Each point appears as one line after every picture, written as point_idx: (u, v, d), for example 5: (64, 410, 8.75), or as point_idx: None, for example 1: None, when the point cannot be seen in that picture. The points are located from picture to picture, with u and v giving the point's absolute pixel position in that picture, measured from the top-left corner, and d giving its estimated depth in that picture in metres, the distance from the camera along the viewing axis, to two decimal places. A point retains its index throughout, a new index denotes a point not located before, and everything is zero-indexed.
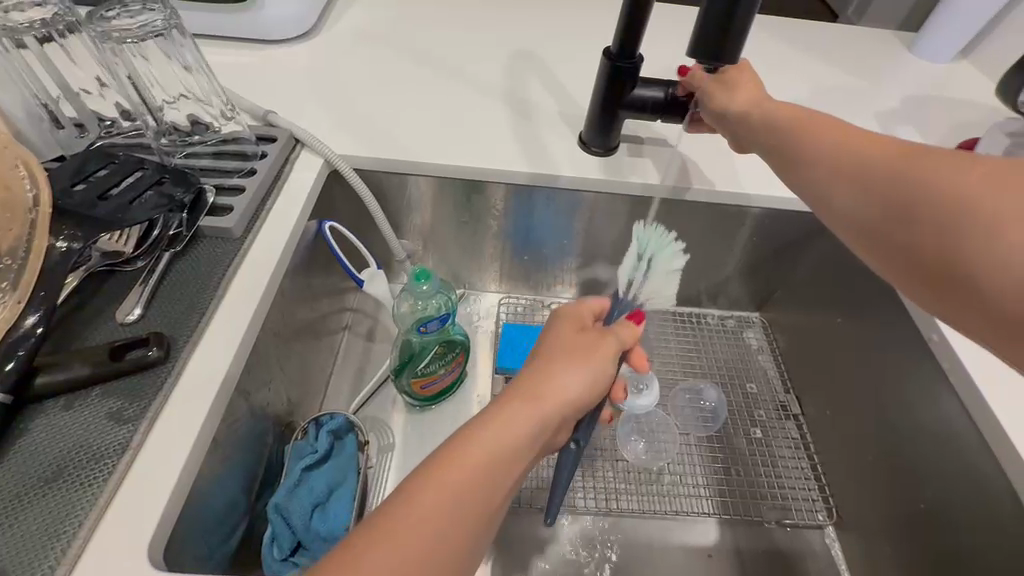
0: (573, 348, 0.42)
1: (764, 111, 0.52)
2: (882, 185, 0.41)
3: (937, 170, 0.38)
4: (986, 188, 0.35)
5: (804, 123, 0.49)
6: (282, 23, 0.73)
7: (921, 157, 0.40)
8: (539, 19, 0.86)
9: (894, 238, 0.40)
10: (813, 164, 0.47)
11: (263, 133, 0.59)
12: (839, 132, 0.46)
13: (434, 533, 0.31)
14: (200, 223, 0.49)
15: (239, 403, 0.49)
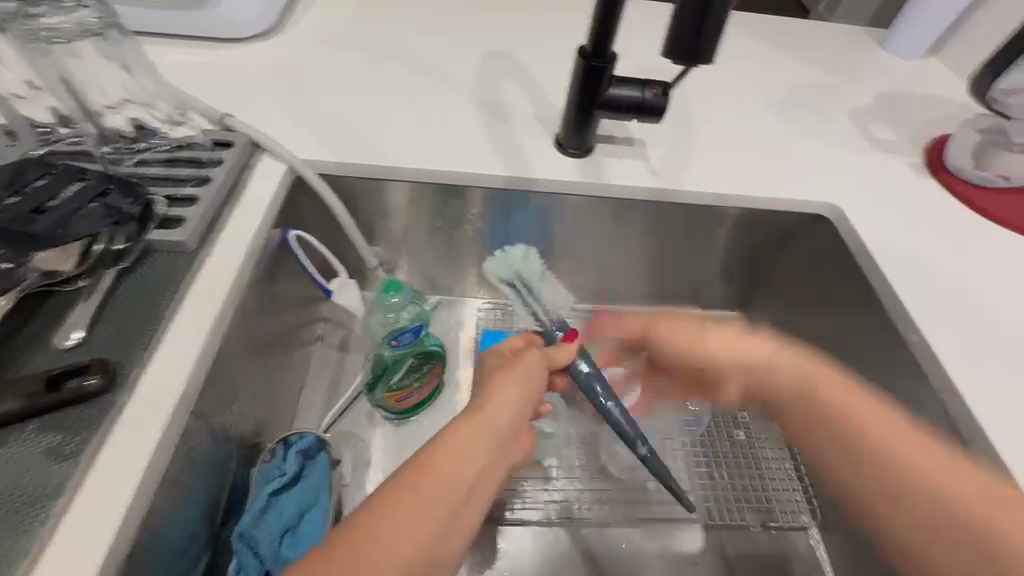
0: (512, 364, 0.47)
1: (715, 360, 0.50)
2: (871, 481, 0.42)
3: (904, 444, 0.41)
4: (945, 482, 0.39)
5: (753, 357, 0.48)
6: (240, 22, 0.69)
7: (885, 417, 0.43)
8: (512, 17, 0.84)
9: (875, 474, 0.42)
10: (785, 412, 0.47)
11: (218, 138, 0.55)
12: (763, 345, 0.48)
13: (408, 542, 0.35)
14: (150, 236, 0.46)
15: (198, 429, 0.46)
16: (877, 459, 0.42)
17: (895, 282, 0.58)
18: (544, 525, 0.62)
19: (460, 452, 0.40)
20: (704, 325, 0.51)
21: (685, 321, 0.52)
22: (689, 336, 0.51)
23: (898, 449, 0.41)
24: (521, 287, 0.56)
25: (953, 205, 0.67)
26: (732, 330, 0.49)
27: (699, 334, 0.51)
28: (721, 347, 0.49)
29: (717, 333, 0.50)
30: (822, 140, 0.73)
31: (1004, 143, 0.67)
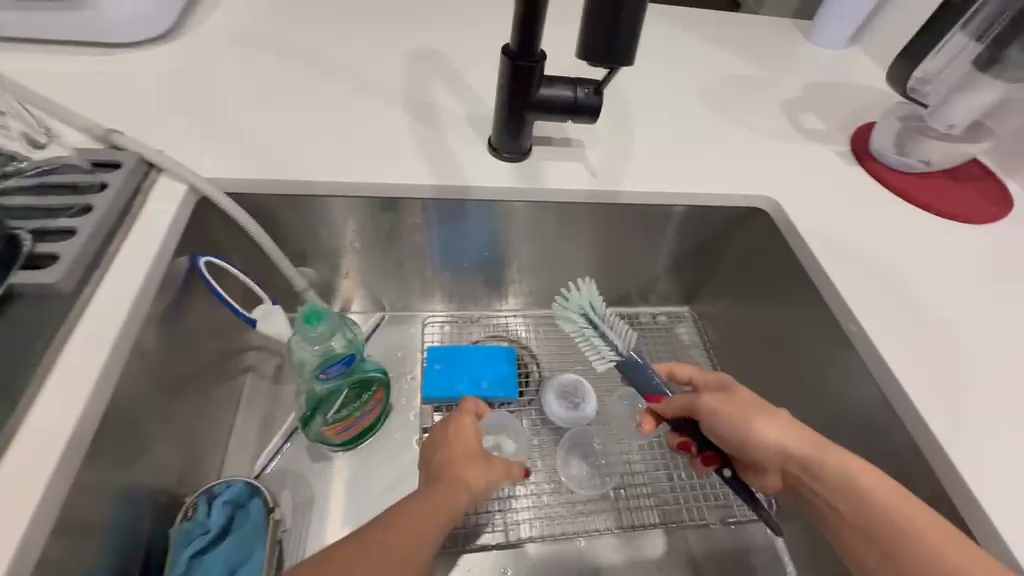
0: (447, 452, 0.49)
1: (762, 448, 0.46)
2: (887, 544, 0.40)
3: (924, 528, 0.39)
4: (955, 548, 0.38)
5: (789, 442, 0.45)
6: (127, 26, 0.61)
7: (914, 507, 0.40)
8: (439, 14, 0.80)
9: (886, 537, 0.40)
10: (822, 500, 0.44)
11: (101, 158, 0.48)
12: (806, 440, 0.45)
13: None
14: (12, 279, 0.39)
15: (92, 499, 0.40)
16: (894, 537, 0.40)
17: (831, 273, 0.59)
18: (504, 546, 0.59)
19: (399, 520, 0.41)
20: (755, 404, 0.48)
21: (742, 398, 0.48)
22: (740, 414, 0.47)
23: (930, 542, 0.39)
24: (593, 320, 0.56)
25: (880, 192, 0.69)
26: (778, 421, 0.46)
27: (745, 413, 0.47)
28: (769, 433, 0.46)
29: (766, 418, 0.46)
30: (756, 133, 0.73)
31: (924, 127, 0.68)
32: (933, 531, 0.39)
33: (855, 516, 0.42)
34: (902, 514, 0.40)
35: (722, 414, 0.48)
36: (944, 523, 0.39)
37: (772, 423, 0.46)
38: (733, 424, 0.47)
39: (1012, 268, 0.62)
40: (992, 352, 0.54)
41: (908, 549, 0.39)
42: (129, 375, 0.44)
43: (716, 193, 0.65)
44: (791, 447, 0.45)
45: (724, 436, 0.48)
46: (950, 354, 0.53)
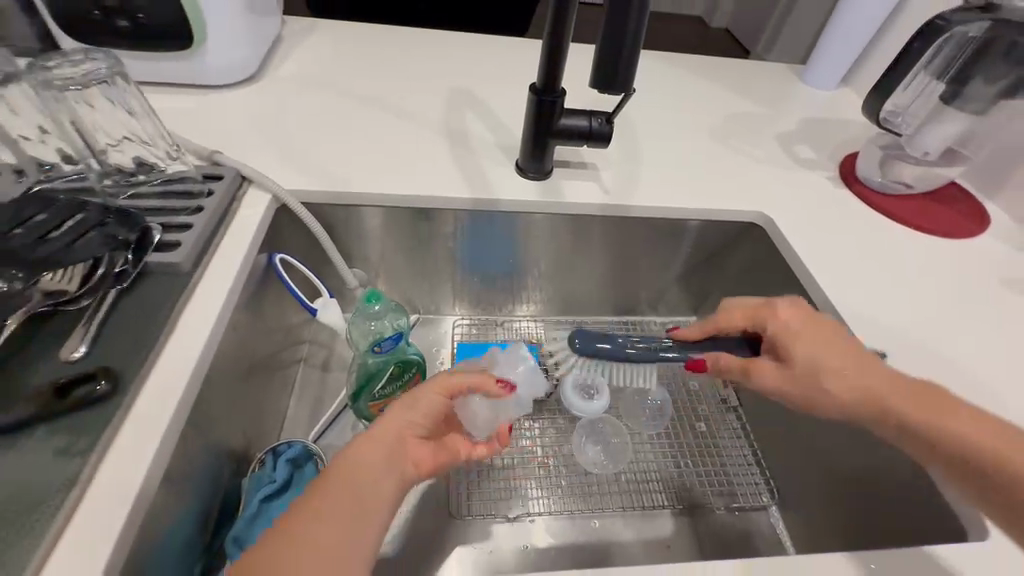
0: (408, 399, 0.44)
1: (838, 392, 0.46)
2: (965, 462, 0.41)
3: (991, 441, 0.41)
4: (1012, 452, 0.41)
5: (861, 387, 0.45)
6: (223, 72, 0.75)
7: (983, 423, 0.42)
8: (475, 61, 0.93)
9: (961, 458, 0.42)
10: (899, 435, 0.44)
11: (209, 172, 0.60)
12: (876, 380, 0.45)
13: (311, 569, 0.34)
14: (147, 260, 0.50)
15: (195, 438, 0.48)
16: (978, 460, 0.41)
17: (819, 278, 0.66)
18: (526, 518, 0.66)
19: (338, 492, 0.37)
20: (825, 340, 0.48)
21: (817, 331, 0.49)
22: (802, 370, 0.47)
23: (1006, 455, 0.40)
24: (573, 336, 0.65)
25: (865, 210, 0.77)
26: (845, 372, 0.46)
27: (813, 349, 0.48)
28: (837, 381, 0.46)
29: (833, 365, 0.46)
30: (752, 159, 0.83)
31: (903, 154, 0.76)
32: (1002, 445, 0.41)
33: (943, 446, 0.42)
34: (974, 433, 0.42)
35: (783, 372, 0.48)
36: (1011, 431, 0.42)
37: (835, 363, 0.46)
38: (799, 378, 0.47)
39: (987, 277, 0.69)
40: (967, 347, 0.60)
41: (991, 462, 0.41)
42: (225, 343, 0.53)
43: (715, 209, 0.74)
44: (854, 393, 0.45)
45: (791, 392, 0.48)
46: (928, 347, 0.60)
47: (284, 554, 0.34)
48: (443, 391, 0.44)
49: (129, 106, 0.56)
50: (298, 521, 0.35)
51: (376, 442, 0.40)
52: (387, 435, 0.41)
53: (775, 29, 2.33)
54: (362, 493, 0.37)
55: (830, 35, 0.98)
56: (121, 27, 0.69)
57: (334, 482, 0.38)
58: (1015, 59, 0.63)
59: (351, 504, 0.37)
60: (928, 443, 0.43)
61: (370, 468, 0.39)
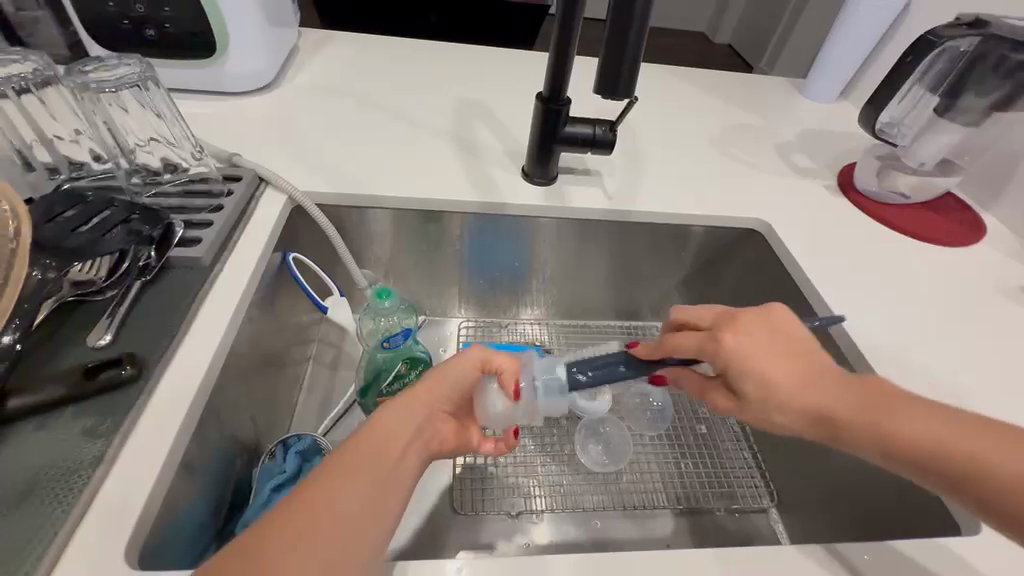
0: (436, 375, 0.45)
1: (796, 419, 0.40)
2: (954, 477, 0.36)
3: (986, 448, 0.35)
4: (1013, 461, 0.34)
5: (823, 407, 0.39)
6: (242, 80, 0.79)
7: (973, 431, 0.36)
8: (482, 72, 0.97)
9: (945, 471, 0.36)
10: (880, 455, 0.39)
11: (229, 173, 0.63)
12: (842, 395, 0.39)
13: (324, 552, 0.34)
14: (169, 254, 0.52)
15: (211, 426, 0.50)
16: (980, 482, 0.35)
17: (817, 282, 0.68)
18: (528, 516, 0.67)
19: (362, 462, 0.38)
20: (757, 360, 0.41)
21: (756, 352, 0.41)
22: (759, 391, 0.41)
23: (990, 465, 0.35)
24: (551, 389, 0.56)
25: (863, 219, 0.78)
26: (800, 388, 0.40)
27: (767, 373, 0.41)
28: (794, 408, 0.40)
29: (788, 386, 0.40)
30: (752, 168, 0.85)
31: (899, 164, 0.78)
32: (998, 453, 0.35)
33: (926, 465, 0.36)
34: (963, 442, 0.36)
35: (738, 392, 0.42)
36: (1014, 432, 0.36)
37: (800, 390, 0.40)
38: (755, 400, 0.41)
39: (983, 285, 0.70)
40: (961, 352, 0.62)
41: (978, 480, 0.35)
42: (241, 336, 0.55)
43: (716, 215, 0.76)
44: (830, 413, 0.39)
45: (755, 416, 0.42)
46: (921, 352, 0.61)
47: (312, 520, 0.34)
48: (475, 365, 0.46)
49: (157, 109, 0.59)
50: (323, 488, 0.36)
51: (399, 413, 0.42)
52: (411, 406, 0.43)
53: (779, 45, 2.37)
54: (385, 462, 0.39)
55: (829, 49, 1.01)
56: (148, 37, 0.72)
57: (355, 451, 0.39)
58: (1005, 73, 0.65)
59: (375, 472, 0.38)
60: (912, 464, 0.37)
61: (392, 438, 0.40)
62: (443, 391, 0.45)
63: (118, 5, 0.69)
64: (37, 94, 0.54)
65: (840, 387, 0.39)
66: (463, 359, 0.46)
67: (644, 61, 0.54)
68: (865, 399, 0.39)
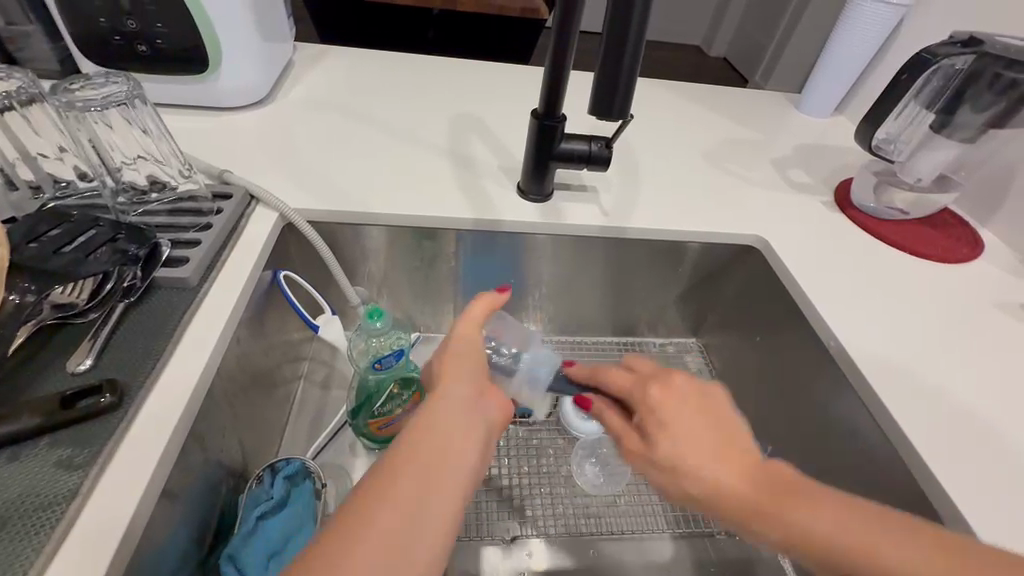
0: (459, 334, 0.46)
1: (698, 482, 0.39)
2: (823, 551, 0.34)
3: (916, 559, 0.32)
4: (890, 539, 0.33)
5: (722, 483, 0.38)
6: (236, 95, 0.78)
7: (859, 513, 0.34)
8: (479, 87, 0.96)
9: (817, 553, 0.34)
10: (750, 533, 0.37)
11: (218, 191, 0.62)
12: (736, 470, 0.38)
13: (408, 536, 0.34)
14: (155, 275, 0.51)
15: (194, 451, 0.48)
16: (856, 568, 0.33)
17: (816, 299, 0.67)
18: (524, 541, 0.65)
19: (424, 449, 0.38)
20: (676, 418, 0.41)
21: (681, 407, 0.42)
22: (669, 445, 0.40)
23: (887, 558, 0.32)
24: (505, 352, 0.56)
25: (861, 235, 0.78)
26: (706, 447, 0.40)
27: (682, 439, 0.40)
28: (705, 466, 0.39)
29: (694, 452, 0.39)
30: (749, 183, 0.84)
31: (895, 180, 0.78)
32: (925, 556, 0.32)
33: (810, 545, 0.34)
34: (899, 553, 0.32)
35: (651, 442, 0.42)
36: (949, 538, 0.33)
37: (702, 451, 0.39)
38: (661, 453, 0.41)
39: (982, 301, 0.70)
40: (964, 370, 0.60)
41: (862, 559, 0.33)
42: (228, 358, 0.53)
43: (712, 230, 0.75)
44: (734, 483, 0.38)
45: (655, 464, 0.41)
46: (922, 370, 0.60)
47: (388, 510, 0.34)
48: (486, 310, 0.48)
49: (144, 127, 0.58)
50: (396, 501, 0.35)
51: (455, 416, 0.41)
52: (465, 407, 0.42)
53: (774, 57, 2.38)
54: (455, 479, 0.38)
55: (823, 64, 1.02)
56: (140, 52, 0.72)
57: (423, 465, 0.37)
58: (998, 90, 0.65)
59: (441, 458, 0.38)
60: (799, 553, 0.35)
61: (457, 450, 0.39)
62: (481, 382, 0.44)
63: (109, 21, 0.69)
64: (22, 112, 0.54)
65: (752, 461, 0.39)
66: (478, 305, 0.48)
67: (640, 76, 0.53)
68: (759, 479, 0.37)
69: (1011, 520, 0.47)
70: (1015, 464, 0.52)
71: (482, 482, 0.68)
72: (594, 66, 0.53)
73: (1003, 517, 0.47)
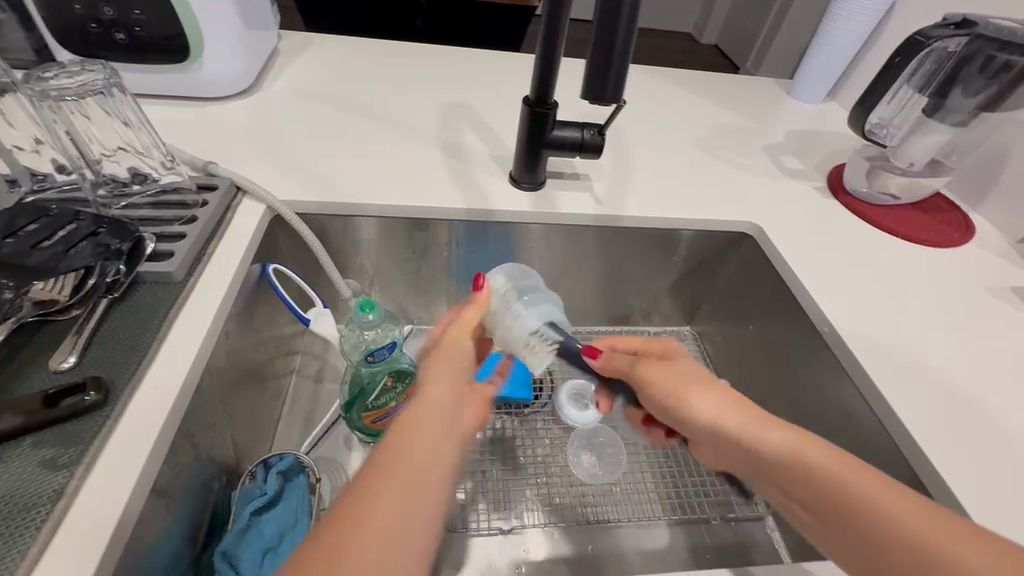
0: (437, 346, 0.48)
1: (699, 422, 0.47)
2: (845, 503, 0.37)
3: (892, 508, 0.35)
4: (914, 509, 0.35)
5: (736, 427, 0.44)
6: (218, 84, 0.76)
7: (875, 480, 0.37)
8: (470, 75, 0.95)
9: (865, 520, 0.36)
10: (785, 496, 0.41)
11: (203, 182, 0.61)
12: (757, 421, 0.44)
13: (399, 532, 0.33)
14: (139, 270, 0.50)
15: (184, 448, 0.47)
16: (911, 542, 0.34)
17: (809, 284, 0.67)
18: (522, 532, 0.64)
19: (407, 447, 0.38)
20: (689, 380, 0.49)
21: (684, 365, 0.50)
22: (680, 391, 0.48)
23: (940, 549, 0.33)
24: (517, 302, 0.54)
25: (854, 220, 0.78)
26: (716, 397, 0.47)
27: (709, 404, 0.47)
28: (703, 407, 0.47)
29: (705, 396, 0.47)
30: (743, 170, 0.84)
31: (888, 165, 0.78)
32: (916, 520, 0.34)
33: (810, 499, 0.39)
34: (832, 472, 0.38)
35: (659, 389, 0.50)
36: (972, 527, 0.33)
37: (701, 397, 0.47)
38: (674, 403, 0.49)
39: (974, 285, 0.70)
40: (956, 353, 0.61)
41: (865, 511, 0.36)
42: (216, 352, 0.52)
43: (706, 217, 0.74)
44: (724, 410, 0.46)
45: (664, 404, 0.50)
46: (916, 354, 0.60)
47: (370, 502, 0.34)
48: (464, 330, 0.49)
49: (124, 118, 0.56)
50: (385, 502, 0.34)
51: (430, 417, 0.41)
52: (448, 405, 0.43)
53: (767, 41, 2.37)
54: (432, 479, 0.37)
55: (815, 50, 1.01)
56: (119, 41, 0.69)
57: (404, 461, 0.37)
58: (991, 74, 0.65)
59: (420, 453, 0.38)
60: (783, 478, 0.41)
61: (430, 451, 0.39)
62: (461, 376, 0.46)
63: (85, 8, 0.66)
64: None
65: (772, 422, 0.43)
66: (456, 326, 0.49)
67: (632, 62, 0.52)
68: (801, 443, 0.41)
69: (1000, 501, 0.48)
70: (1006, 447, 0.52)
71: (477, 472, 0.67)
72: (586, 49, 0.52)
73: (993, 497, 0.48)
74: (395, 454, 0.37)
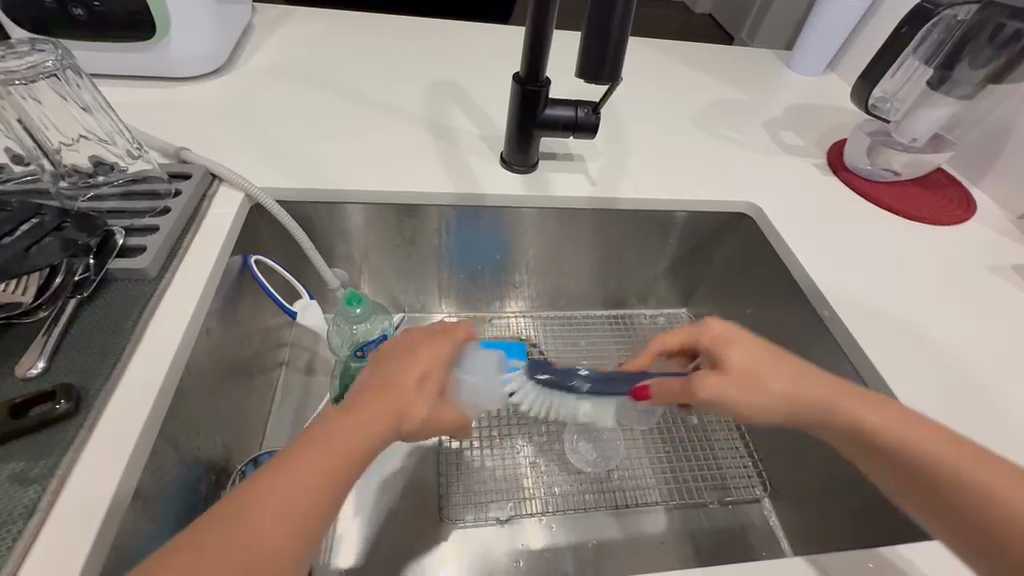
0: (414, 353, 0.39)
1: (774, 402, 0.41)
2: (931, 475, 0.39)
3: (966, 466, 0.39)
4: (963, 458, 0.39)
5: (801, 396, 0.42)
6: (187, 63, 0.71)
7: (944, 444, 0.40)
8: (457, 50, 0.90)
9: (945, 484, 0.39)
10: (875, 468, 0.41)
11: (175, 170, 0.58)
12: (815, 381, 0.42)
13: (286, 522, 0.32)
14: (109, 266, 0.47)
15: (166, 452, 0.45)
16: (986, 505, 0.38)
17: (808, 267, 0.65)
18: (518, 522, 0.64)
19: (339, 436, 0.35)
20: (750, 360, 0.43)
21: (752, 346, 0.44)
22: (748, 374, 0.42)
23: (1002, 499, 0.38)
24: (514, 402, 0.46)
25: (855, 199, 0.76)
26: (783, 372, 0.42)
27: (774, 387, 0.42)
28: (776, 385, 0.42)
29: (771, 372, 0.42)
30: (741, 148, 0.81)
31: (890, 141, 0.75)
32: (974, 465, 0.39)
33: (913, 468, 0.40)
34: (915, 439, 0.40)
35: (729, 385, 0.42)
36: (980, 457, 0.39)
37: (773, 375, 0.42)
38: (743, 387, 0.41)
39: (976, 264, 0.69)
40: (958, 334, 0.60)
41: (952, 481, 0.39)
42: (196, 350, 0.49)
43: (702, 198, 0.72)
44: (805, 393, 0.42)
45: (734, 401, 0.41)
46: (917, 334, 0.59)
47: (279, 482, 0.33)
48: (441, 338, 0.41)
49: (82, 102, 0.53)
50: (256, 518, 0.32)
51: (367, 420, 0.36)
52: (387, 411, 0.36)
53: (761, 11, 2.30)
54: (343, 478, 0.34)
55: (816, 19, 0.97)
56: (76, 17, 0.64)
57: (326, 450, 0.35)
58: (999, 44, 0.63)
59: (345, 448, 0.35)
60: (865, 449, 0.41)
61: (354, 450, 0.35)
62: (445, 389, 0.39)
63: None
64: None
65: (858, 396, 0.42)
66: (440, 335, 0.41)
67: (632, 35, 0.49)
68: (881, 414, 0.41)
69: None
70: (1007, 428, 0.52)
71: (472, 461, 0.67)
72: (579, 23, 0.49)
73: None
74: (320, 439, 0.35)
